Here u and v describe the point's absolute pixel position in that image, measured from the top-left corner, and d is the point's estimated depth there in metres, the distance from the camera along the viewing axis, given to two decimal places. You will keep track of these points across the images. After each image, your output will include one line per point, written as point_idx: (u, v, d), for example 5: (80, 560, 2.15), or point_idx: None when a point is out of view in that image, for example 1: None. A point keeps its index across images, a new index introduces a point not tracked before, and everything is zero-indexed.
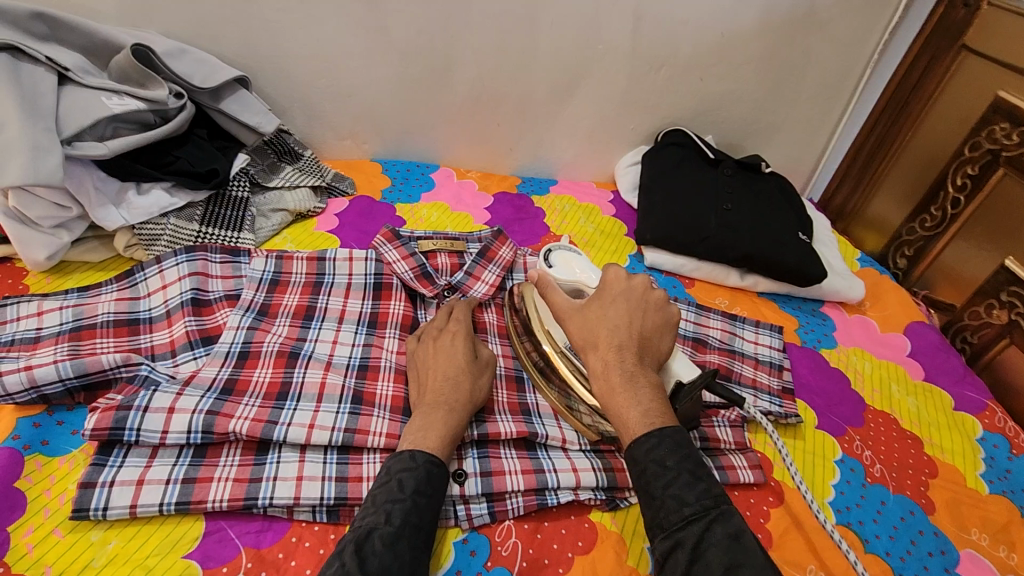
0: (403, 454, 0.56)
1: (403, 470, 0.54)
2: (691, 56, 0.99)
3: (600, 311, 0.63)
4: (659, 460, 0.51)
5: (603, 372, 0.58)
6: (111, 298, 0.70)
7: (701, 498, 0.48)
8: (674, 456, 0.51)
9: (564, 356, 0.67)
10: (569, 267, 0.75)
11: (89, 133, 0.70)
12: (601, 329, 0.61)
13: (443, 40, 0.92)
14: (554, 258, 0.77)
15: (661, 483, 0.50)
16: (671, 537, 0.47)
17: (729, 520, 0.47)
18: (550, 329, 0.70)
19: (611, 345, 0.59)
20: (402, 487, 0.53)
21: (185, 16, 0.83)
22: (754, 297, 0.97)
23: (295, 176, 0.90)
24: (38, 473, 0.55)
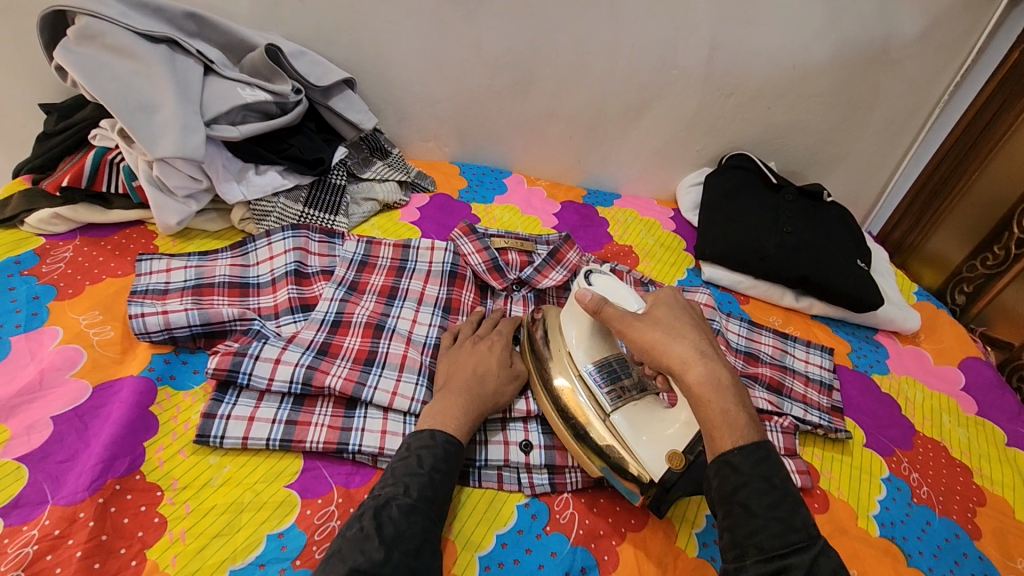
0: (422, 432, 0.60)
1: (422, 447, 0.58)
2: (763, 86, 1.04)
3: (671, 316, 0.60)
4: (766, 477, 0.50)
5: (696, 364, 0.55)
6: (226, 263, 0.80)
7: (807, 528, 0.48)
8: (778, 473, 0.50)
9: (585, 385, 0.67)
10: (610, 290, 0.68)
11: (224, 118, 0.80)
12: (683, 329, 0.59)
13: (530, 57, 0.99)
14: (594, 280, 0.69)
15: (766, 502, 0.49)
16: (775, 561, 0.47)
17: (829, 552, 0.48)
18: (574, 354, 0.69)
19: (701, 341, 0.57)
20: (420, 463, 0.57)
21: (306, 22, 0.93)
22: (808, 319, 1.00)
23: (385, 170, 0.98)
24: (166, 401, 0.63)
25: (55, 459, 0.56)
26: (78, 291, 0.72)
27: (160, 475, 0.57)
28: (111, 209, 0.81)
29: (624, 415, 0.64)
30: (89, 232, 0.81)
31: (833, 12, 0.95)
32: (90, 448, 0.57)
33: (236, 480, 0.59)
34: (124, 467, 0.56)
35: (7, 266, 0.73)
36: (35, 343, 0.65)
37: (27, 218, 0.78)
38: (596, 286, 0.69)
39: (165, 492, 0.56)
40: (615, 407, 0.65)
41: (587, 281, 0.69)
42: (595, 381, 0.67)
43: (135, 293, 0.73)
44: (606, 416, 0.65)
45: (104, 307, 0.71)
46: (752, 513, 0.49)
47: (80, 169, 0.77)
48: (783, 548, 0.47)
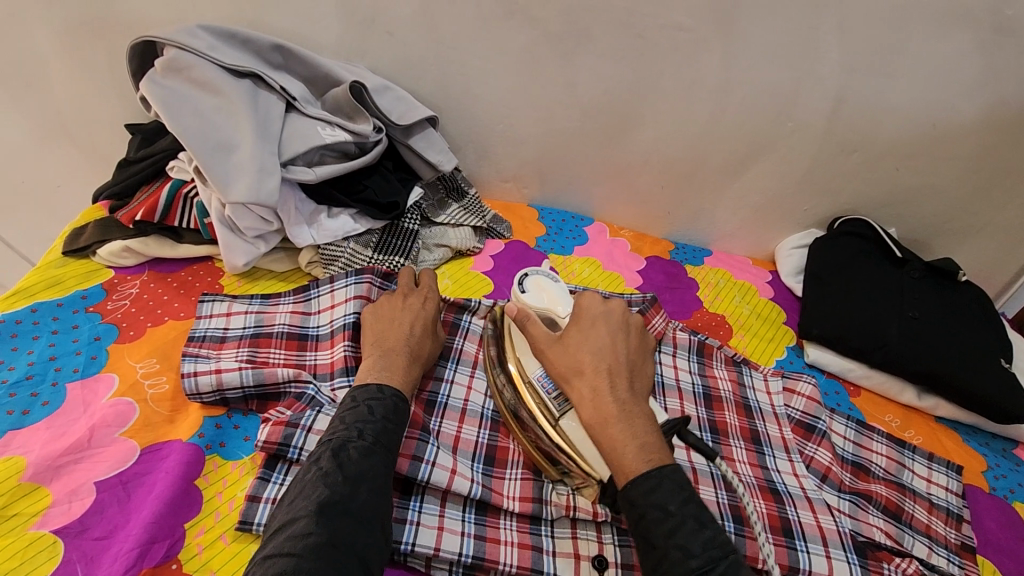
0: (370, 386, 0.58)
1: (370, 399, 0.56)
2: (893, 146, 0.91)
3: (579, 341, 0.64)
4: (660, 505, 0.50)
5: (595, 401, 0.59)
6: (287, 309, 0.75)
7: (709, 549, 0.48)
8: (675, 499, 0.50)
9: (535, 392, 0.63)
10: (544, 294, 0.73)
11: (301, 158, 0.76)
12: (584, 355, 0.62)
13: (628, 101, 0.91)
14: (528, 283, 0.74)
15: (665, 530, 0.49)
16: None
17: (738, 571, 0.47)
18: (522, 359, 0.66)
19: (599, 371, 0.61)
20: (371, 412, 0.55)
21: (393, 56, 0.89)
22: (931, 421, 0.85)
23: (460, 215, 0.92)
24: (213, 473, 0.58)
25: (91, 536, 0.52)
26: (139, 333, 0.69)
27: (198, 565, 0.52)
28: (181, 243, 0.78)
29: (574, 416, 0.60)
30: (158, 266, 0.79)
31: (991, 66, 0.81)
32: (129, 526, 0.52)
33: None
34: (161, 553, 0.51)
35: (75, 302, 0.71)
36: (90, 393, 0.62)
37: (99, 249, 0.76)
38: (528, 292, 0.73)
39: None
40: (563, 411, 0.61)
41: (520, 287, 0.73)
42: (543, 387, 0.63)
43: (192, 339, 0.69)
44: (556, 422, 0.61)
45: (162, 355, 0.67)
46: (654, 544, 0.49)
47: (155, 202, 0.75)
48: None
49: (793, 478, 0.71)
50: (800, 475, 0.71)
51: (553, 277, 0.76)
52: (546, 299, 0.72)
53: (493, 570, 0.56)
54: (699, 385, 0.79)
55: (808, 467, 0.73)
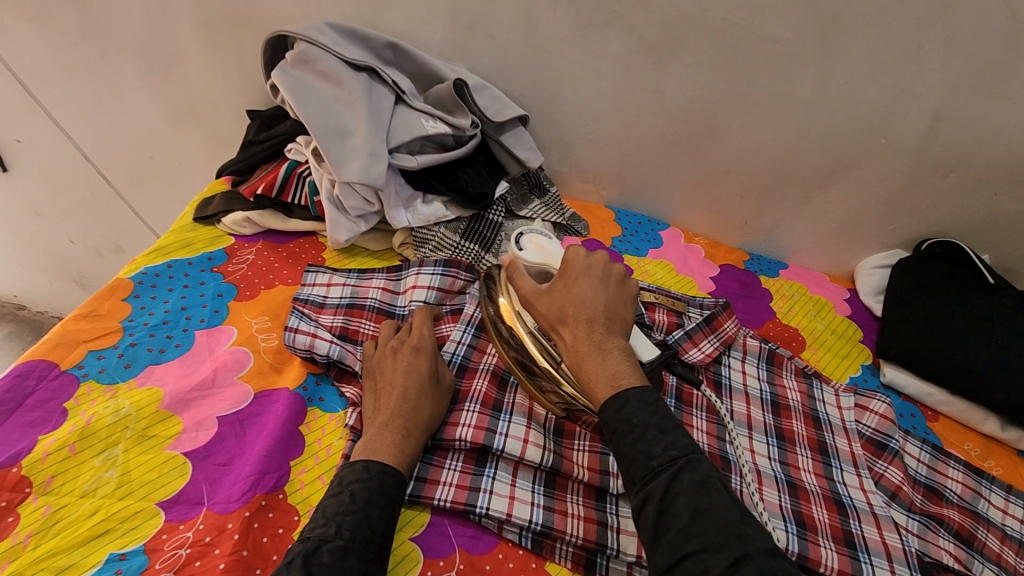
0: (357, 465, 0.55)
1: (355, 482, 0.54)
2: (993, 168, 0.88)
3: (565, 293, 0.63)
4: (626, 418, 0.53)
5: (574, 347, 0.60)
6: (380, 286, 0.81)
7: (668, 450, 0.50)
8: (640, 414, 0.53)
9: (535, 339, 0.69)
10: (541, 250, 0.74)
11: (405, 147, 0.83)
12: (569, 306, 0.62)
13: (715, 111, 0.93)
14: (525, 242, 0.75)
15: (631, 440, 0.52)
16: (641, 491, 0.49)
17: (697, 468, 0.49)
18: (521, 312, 0.71)
19: (579, 319, 0.61)
20: (353, 499, 0.52)
21: (493, 57, 0.94)
22: (1014, 455, 0.82)
23: (541, 211, 0.96)
24: (314, 422, 0.65)
25: (215, 461, 0.59)
26: (254, 294, 0.78)
27: (301, 498, 0.58)
28: (291, 218, 0.87)
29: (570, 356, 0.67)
30: (271, 237, 0.88)
31: None
32: (245, 457, 0.60)
33: None
34: (271, 483, 0.58)
35: (202, 262, 0.81)
36: (213, 340, 0.71)
37: (224, 218, 0.86)
38: (527, 249, 0.75)
39: (301, 518, 0.56)
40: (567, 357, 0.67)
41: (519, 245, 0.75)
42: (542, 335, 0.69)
43: (297, 301, 0.77)
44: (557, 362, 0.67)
45: (272, 313, 0.75)
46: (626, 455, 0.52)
47: (273, 179, 0.84)
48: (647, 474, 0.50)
49: (860, 492, 0.70)
50: (868, 491, 0.70)
51: (544, 232, 0.78)
52: (543, 255, 0.74)
53: (560, 540, 0.59)
54: (768, 393, 0.80)
55: (877, 484, 0.72)
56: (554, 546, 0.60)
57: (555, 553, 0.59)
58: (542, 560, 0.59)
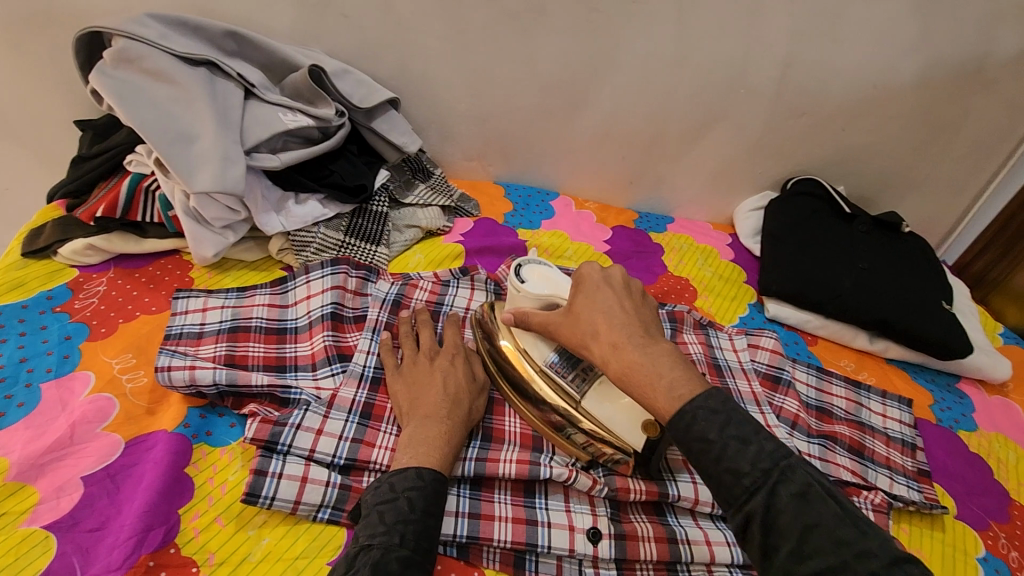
0: (409, 471, 0.53)
1: (411, 488, 0.51)
2: (838, 106, 0.96)
3: (588, 307, 0.56)
4: (702, 435, 0.45)
5: (615, 356, 0.51)
6: (265, 303, 0.75)
7: (758, 464, 0.43)
8: (716, 426, 0.45)
9: (547, 376, 0.65)
10: (546, 281, 0.65)
11: (264, 146, 0.76)
12: (596, 316, 0.55)
13: (586, 75, 0.93)
14: (525, 273, 0.66)
15: (712, 457, 0.44)
16: (740, 513, 0.43)
17: (792, 480, 0.43)
18: (527, 347, 0.66)
19: (613, 328, 0.53)
20: (411, 507, 0.50)
21: (350, 38, 0.88)
22: (883, 363, 0.91)
23: (427, 194, 0.93)
24: (202, 461, 0.59)
25: (85, 528, 0.52)
26: (111, 330, 0.69)
27: (196, 547, 0.53)
28: (147, 238, 0.77)
29: (595, 396, 0.62)
30: (123, 263, 0.78)
31: (925, 28, 0.87)
32: (122, 516, 0.53)
33: (276, 556, 0.54)
34: (157, 539, 0.52)
35: (40, 303, 0.70)
36: (66, 392, 0.62)
37: (61, 248, 0.75)
38: (528, 282, 0.66)
39: (201, 568, 0.51)
40: (582, 392, 0.63)
41: (516, 277, 0.66)
42: (556, 372, 0.64)
43: (169, 337, 0.69)
44: (578, 404, 0.63)
45: (137, 349, 0.67)
46: (707, 474, 0.45)
47: (114, 199, 0.73)
48: (741, 496, 0.43)
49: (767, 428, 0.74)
50: (773, 425, 0.74)
51: (546, 263, 0.69)
52: (551, 286, 0.65)
53: (488, 545, 0.59)
54: None
55: (779, 417, 0.77)
56: (481, 550, 0.59)
57: (484, 557, 0.59)
58: (471, 565, 0.58)
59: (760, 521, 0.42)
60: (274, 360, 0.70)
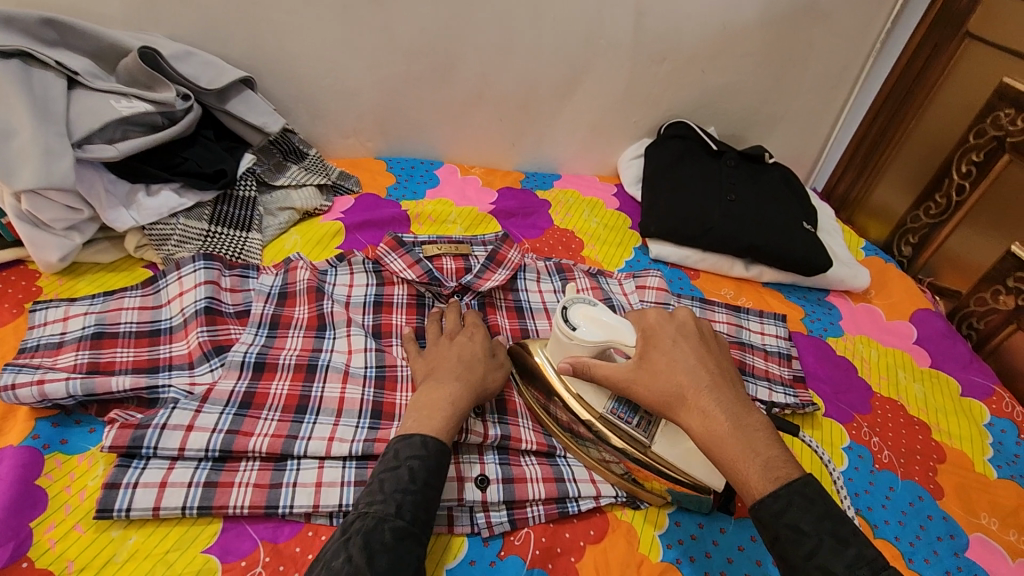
0: (414, 439, 0.53)
1: (414, 457, 0.52)
2: (694, 48, 1.00)
3: (667, 362, 0.55)
4: (795, 524, 0.45)
5: (705, 423, 0.51)
6: (134, 307, 0.70)
7: (854, 569, 0.43)
8: (810, 517, 0.45)
9: (612, 426, 0.60)
10: (599, 326, 0.61)
11: (99, 137, 0.71)
12: (678, 376, 0.54)
13: (448, 39, 0.93)
14: (575, 316, 0.62)
15: (802, 553, 0.45)
16: None
17: None
18: (581, 393, 0.62)
19: (701, 391, 0.53)
20: (413, 478, 0.51)
21: (192, 18, 0.84)
22: (759, 287, 0.97)
23: (301, 175, 0.91)
24: (58, 470, 0.56)
25: None
26: None
27: (52, 559, 0.50)
28: None
29: (665, 437, 0.60)
30: None
31: None
32: None
33: (144, 554, 0.52)
34: (6, 555, 0.49)
35: None
36: None
37: None
38: (579, 328, 0.61)
39: None
40: (651, 435, 0.60)
41: (569, 326, 0.61)
42: (622, 418, 0.60)
43: (24, 351, 0.64)
44: (649, 450, 0.60)
45: None
46: (794, 568, 0.45)
47: None
48: None
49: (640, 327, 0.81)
50: None
51: (593, 300, 0.64)
52: (602, 331, 0.60)
53: None
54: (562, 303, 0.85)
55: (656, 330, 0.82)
56: None
57: None
58: None
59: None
60: (144, 363, 0.65)
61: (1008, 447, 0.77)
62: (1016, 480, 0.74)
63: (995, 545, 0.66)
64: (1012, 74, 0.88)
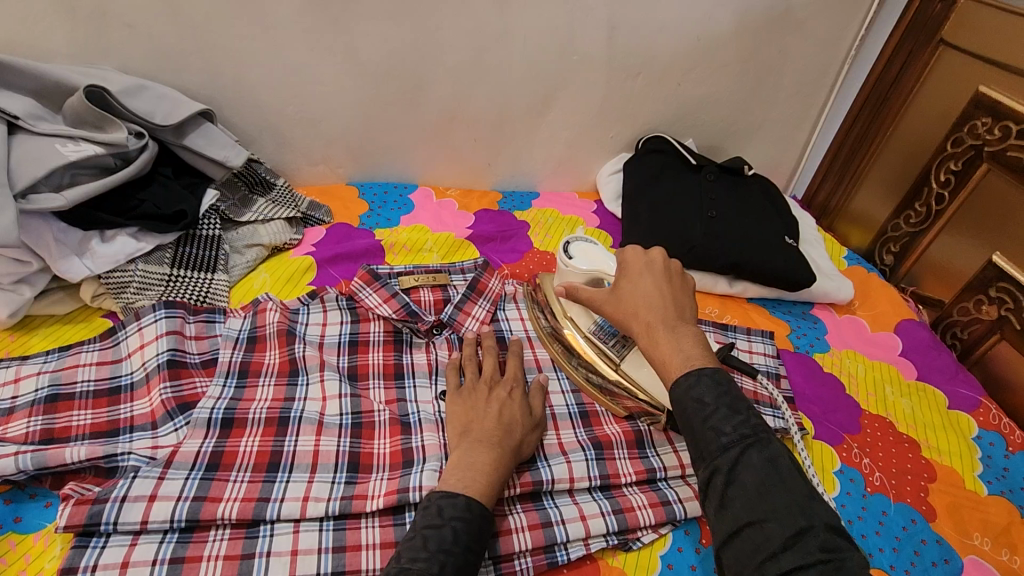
0: (460, 500, 0.52)
1: (458, 517, 0.51)
2: (669, 61, 0.98)
3: (631, 289, 0.59)
4: (699, 397, 0.49)
5: (647, 334, 0.55)
6: (92, 362, 0.67)
7: (740, 428, 0.47)
8: (712, 392, 0.49)
9: (589, 342, 0.73)
10: (591, 258, 0.74)
11: (45, 184, 0.67)
12: (637, 301, 0.58)
13: (416, 61, 0.90)
14: (574, 249, 0.76)
15: (702, 417, 0.48)
16: (708, 465, 0.47)
17: (767, 446, 0.46)
18: (573, 316, 0.75)
19: (655, 314, 0.56)
20: (456, 538, 0.50)
21: (143, 49, 0.80)
22: (744, 304, 0.96)
23: (268, 209, 0.87)
24: (11, 552, 0.52)
25: None
26: None
27: None
28: None
29: (633, 359, 0.71)
30: None
31: None
32: None
33: None
34: None
35: None
36: None
37: None
38: (576, 258, 0.74)
39: None
40: (622, 355, 0.72)
41: (566, 255, 0.75)
42: (601, 337, 0.73)
43: None
44: (617, 366, 0.71)
45: None
46: (691, 429, 0.48)
47: None
48: (715, 451, 0.47)
49: None
50: None
51: (595, 243, 0.77)
52: (594, 262, 0.73)
53: None
54: None
55: None
56: None
57: None
58: None
59: (725, 474, 0.45)
60: (104, 427, 0.61)
61: (996, 462, 0.76)
62: (1006, 496, 0.73)
63: (988, 568, 0.66)
64: (988, 82, 0.87)
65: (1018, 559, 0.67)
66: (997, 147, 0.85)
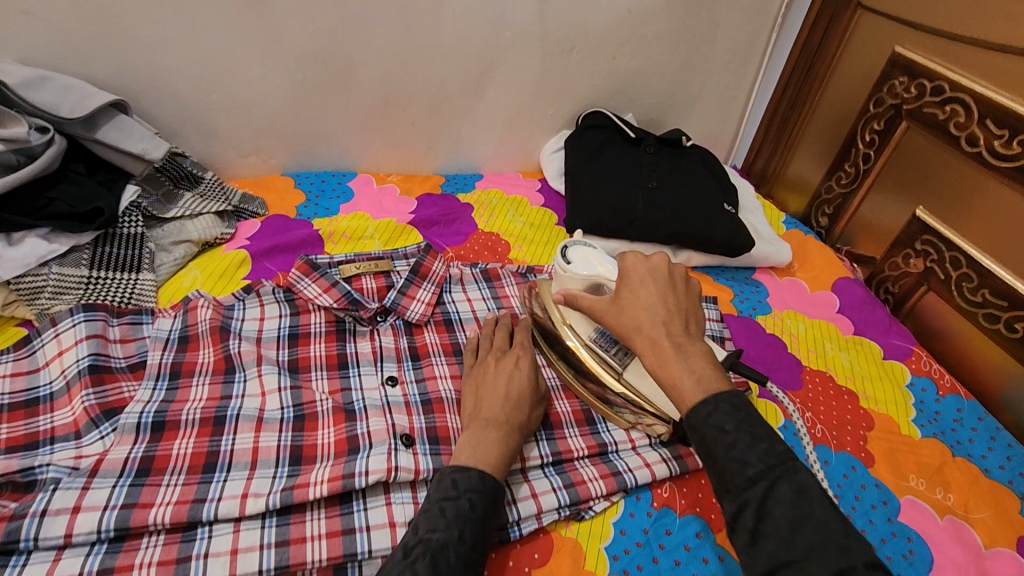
0: (472, 471, 0.53)
1: (473, 489, 0.51)
2: (603, 34, 0.98)
3: (633, 297, 0.55)
4: (718, 423, 0.45)
5: (653, 351, 0.51)
6: (5, 374, 0.62)
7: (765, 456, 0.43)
8: (732, 417, 0.45)
9: (589, 351, 0.69)
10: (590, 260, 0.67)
11: None
12: (638, 311, 0.54)
13: (344, 42, 0.87)
14: (571, 253, 0.68)
15: (722, 445, 0.44)
16: (736, 498, 0.43)
17: (795, 476, 0.42)
18: (572, 322, 0.71)
19: (656, 323, 0.52)
20: (473, 506, 0.50)
21: (43, 38, 0.75)
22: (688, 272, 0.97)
23: (195, 202, 0.83)
24: None
25: None
26: None
27: None
28: None
29: (636, 368, 0.67)
30: None
31: None
32: None
33: None
34: None
35: None
36: None
37: None
38: (573, 262, 0.68)
39: None
40: (625, 364, 0.67)
41: (564, 259, 0.68)
42: (601, 345, 0.69)
43: None
44: (621, 375, 0.67)
45: None
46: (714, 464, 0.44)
47: None
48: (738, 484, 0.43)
49: None
50: None
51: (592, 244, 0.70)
52: (593, 265, 0.66)
53: (301, 569, 0.53)
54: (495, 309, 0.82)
55: None
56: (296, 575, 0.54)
57: None
58: None
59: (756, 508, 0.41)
60: (20, 441, 0.58)
61: (929, 407, 0.80)
62: (938, 438, 0.76)
63: (924, 507, 0.68)
64: (904, 42, 0.90)
65: (950, 496, 0.70)
66: (914, 105, 0.88)
